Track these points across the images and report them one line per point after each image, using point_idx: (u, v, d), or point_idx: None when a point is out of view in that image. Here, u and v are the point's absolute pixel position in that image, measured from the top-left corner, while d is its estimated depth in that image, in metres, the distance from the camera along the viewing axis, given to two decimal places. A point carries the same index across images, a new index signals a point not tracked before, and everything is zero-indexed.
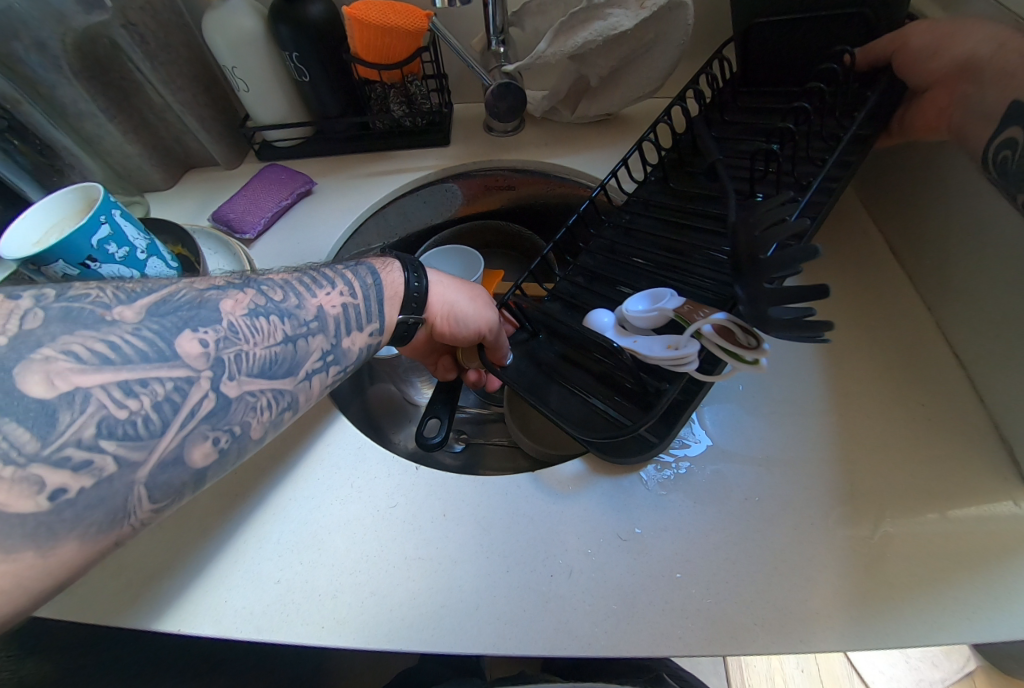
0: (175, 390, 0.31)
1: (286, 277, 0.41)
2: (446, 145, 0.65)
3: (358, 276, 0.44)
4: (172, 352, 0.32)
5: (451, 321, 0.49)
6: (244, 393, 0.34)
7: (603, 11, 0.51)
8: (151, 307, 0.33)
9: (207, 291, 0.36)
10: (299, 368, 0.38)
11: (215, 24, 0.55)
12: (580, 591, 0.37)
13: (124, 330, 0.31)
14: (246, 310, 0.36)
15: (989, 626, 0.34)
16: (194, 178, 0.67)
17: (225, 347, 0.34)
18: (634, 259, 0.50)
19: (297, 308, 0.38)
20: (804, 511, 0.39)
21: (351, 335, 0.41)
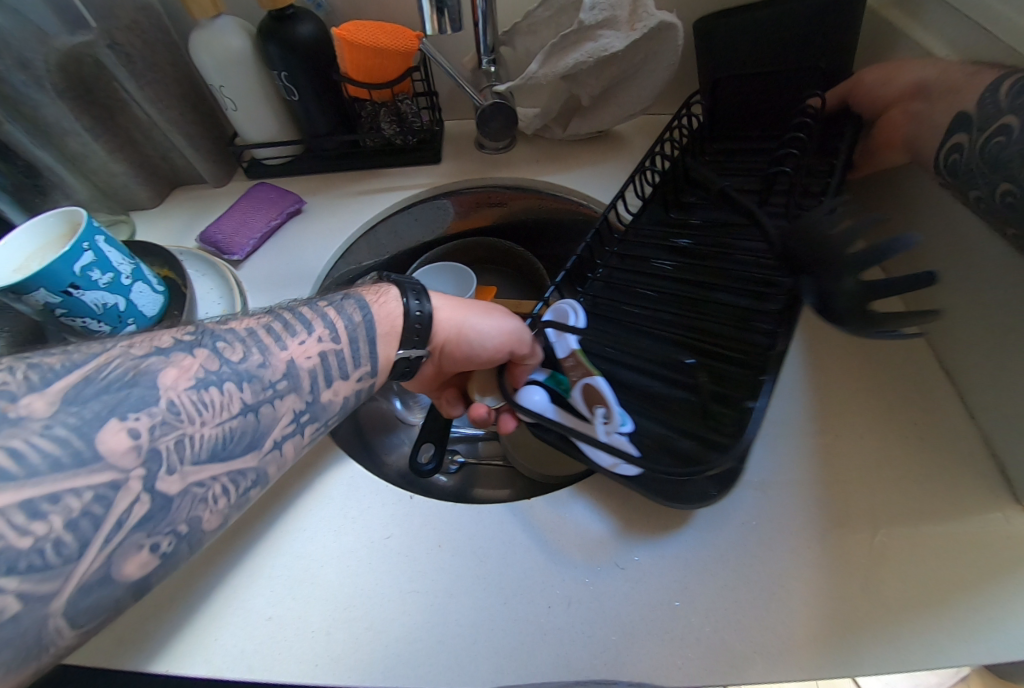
0: (97, 500, 0.27)
1: (252, 326, 0.38)
2: (437, 162, 0.65)
3: (343, 315, 0.42)
4: (92, 453, 0.27)
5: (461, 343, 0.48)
6: (189, 487, 0.31)
7: (594, 32, 0.50)
8: (68, 393, 0.28)
9: (144, 360, 0.32)
10: (260, 442, 0.35)
11: (203, 43, 0.55)
12: (578, 622, 0.36)
13: (30, 432, 0.26)
14: (191, 384, 0.32)
15: (989, 647, 0.34)
16: (182, 196, 0.66)
17: (161, 436, 0.30)
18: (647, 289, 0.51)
19: (260, 367, 0.36)
20: (801, 533, 0.39)
21: (328, 389, 0.40)
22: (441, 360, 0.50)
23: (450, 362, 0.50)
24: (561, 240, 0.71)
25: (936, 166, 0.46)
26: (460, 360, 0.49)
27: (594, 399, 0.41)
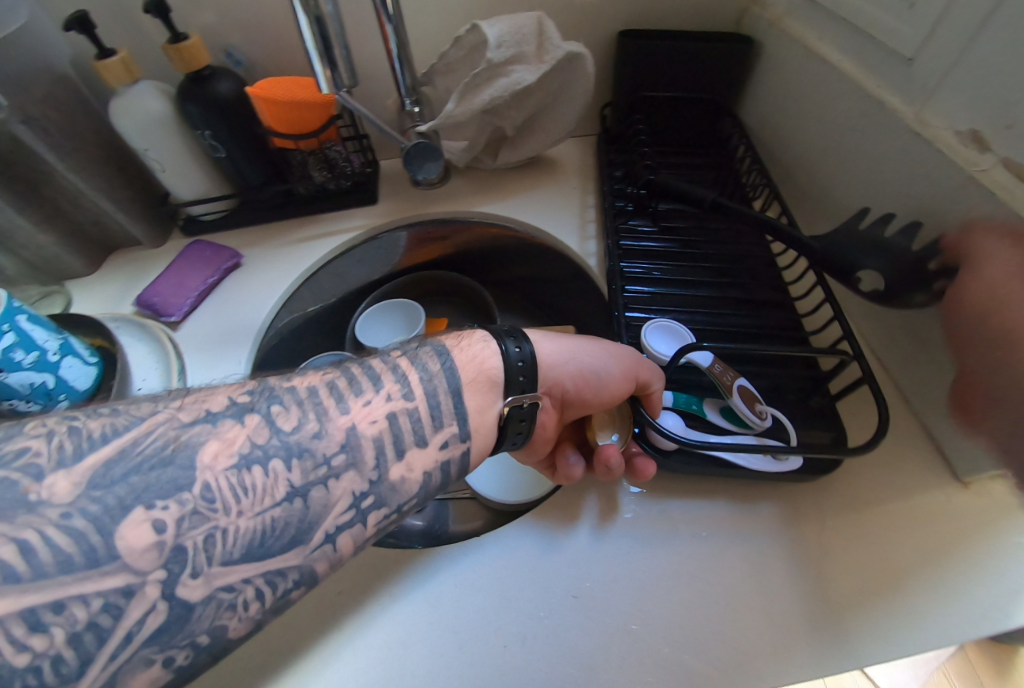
0: (105, 610, 0.24)
1: (314, 385, 0.33)
2: (374, 203, 0.65)
3: (417, 368, 0.37)
4: (107, 553, 0.24)
5: (585, 378, 0.43)
6: (215, 592, 0.26)
7: (504, 68, 0.52)
8: (95, 474, 0.25)
9: (189, 431, 0.28)
10: (309, 536, 0.29)
11: (121, 109, 0.54)
12: (535, 659, 0.35)
13: (46, 521, 0.24)
14: (230, 461, 0.28)
15: (944, 635, 0.35)
16: (119, 261, 0.65)
17: (189, 530, 0.26)
18: (669, 305, 0.55)
19: (314, 439, 0.31)
20: (752, 540, 0.40)
21: (396, 462, 0.33)
22: (560, 399, 0.44)
23: (570, 401, 0.44)
24: (509, 264, 0.73)
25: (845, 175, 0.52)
26: (582, 398, 0.44)
27: (753, 398, 0.44)
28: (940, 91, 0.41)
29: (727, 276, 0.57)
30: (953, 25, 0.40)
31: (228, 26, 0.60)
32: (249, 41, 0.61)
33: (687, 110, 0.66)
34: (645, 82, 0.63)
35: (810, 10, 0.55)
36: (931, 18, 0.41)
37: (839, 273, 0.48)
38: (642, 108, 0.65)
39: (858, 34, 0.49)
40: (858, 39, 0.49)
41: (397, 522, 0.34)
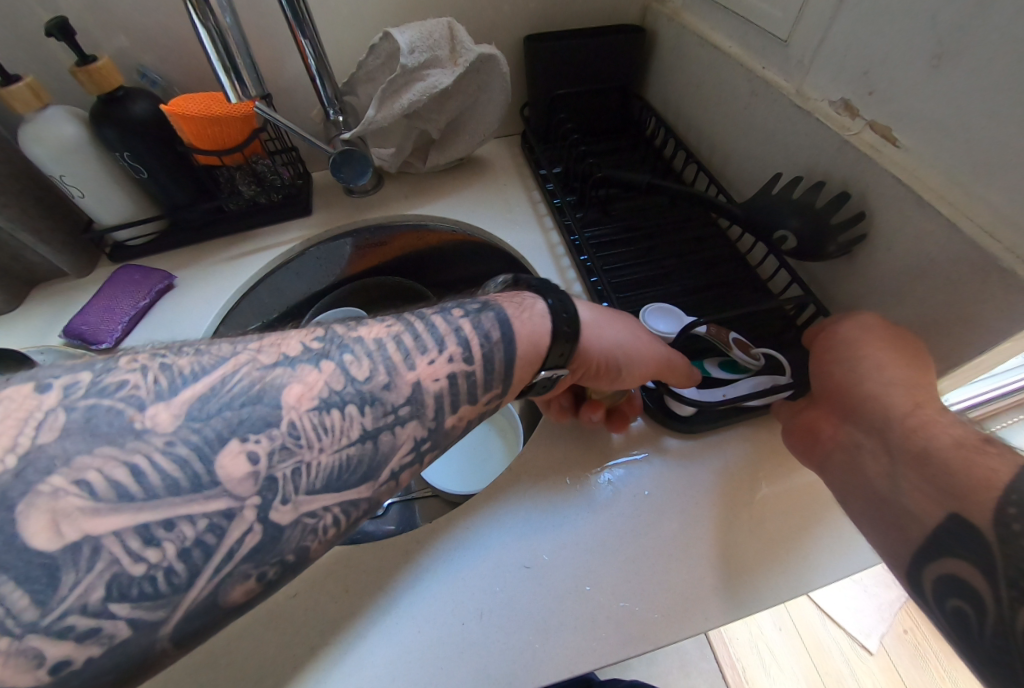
0: (211, 528, 0.26)
1: (382, 337, 0.34)
2: (307, 214, 0.65)
3: (479, 326, 0.38)
4: (209, 478, 0.26)
5: (616, 358, 0.43)
6: (302, 517, 0.28)
7: (420, 72, 0.53)
8: (194, 407, 0.27)
9: (272, 373, 0.30)
10: (377, 472, 0.32)
11: (32, 136, 0.53)
12: (492, 631, 0.37)
13: (154, 448, 0.26)
14: (313, 404, 0.30)
15: (842, 562, 0.40)
16: (44, 295, 0.62)
17: (279, 462, 0.28)
18: (637, 283, 0.57)
19: (384, 390, 0.32)
20: (687, 495, 0.43)
21: (453, 413, 0.36)
22: (581, 375, 0.44)
23: (593, 380, 0.45)
24: (451, 265, 0.75)
25: (744, 152, 0.57)
26: (606, 379, 0.44)
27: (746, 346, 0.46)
28: (812, 68, 0.47)
29: (679, 246, 0.61)
30: (816, 9, 0.45)
31: (141, 47, 0.59)
32: (164, 62, 0.61)
33: (599, 102, 0.69)
34: (556, 79, 0.66)
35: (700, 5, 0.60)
36: (798, 5, 0.47)
37: (764, 231, 0.52)
38: (559, 105, 0.68)
39: (742, 24, 0.54)
40: (742, 28, 0.54)
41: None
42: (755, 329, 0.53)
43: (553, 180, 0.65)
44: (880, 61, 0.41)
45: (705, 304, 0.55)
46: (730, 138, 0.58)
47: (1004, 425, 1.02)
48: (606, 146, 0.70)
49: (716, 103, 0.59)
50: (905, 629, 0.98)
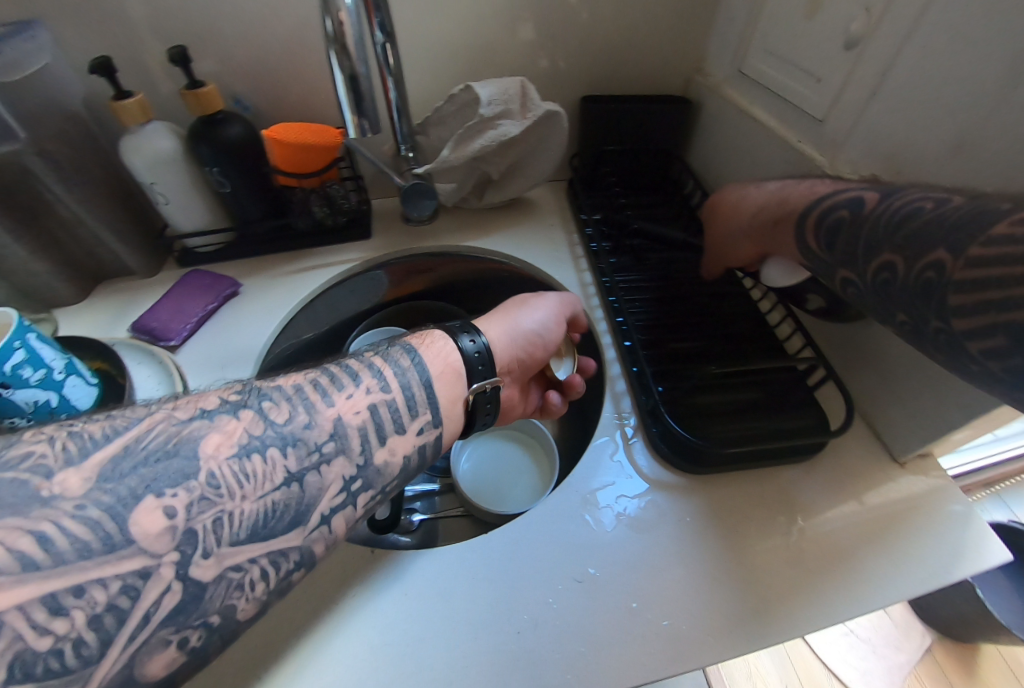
0: (124, 591, 0.28)
1: (299, 382, 0.38)
2: (368, 238, 0.70)
3: (388, 365, 0.42)
4: (122, 538, 0.28)
5: (536, 340, 0.55)
6: (225, 571, 0.31)
7: (493, 122, 0.60)
8: (103, 469, 0.29)
9: (187, 427, 0.33)
10: (307, 516, 0.34)
11: (132, 146, 0.57)
12: (546, 640, 0.39)
13: (64, 514, 0.27)
14: (233, 450, 0.33)
15: (883, 595, 0.42)
16: (111, 290, 0.65)
17: (199, 513, 0.30)
18: (663, 328, 0.61)
19: (305, 429, 0.35)
20: (728, 521, 0.46)
21: (382, 448, 0.39)
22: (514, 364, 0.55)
23: (527, 365, 0.57)
24: (490, 293, 0.79)
25: None
26: (534, 359, 0.56)
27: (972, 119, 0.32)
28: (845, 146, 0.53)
29: (709, 298, 0.65)
30: (851, 97, 0.52)
31: (236, 75, 0.65)
32: (255, 90, 0.67)
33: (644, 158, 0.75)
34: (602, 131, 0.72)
35: (742, 83, 0.67)
36: (834, 92, 0.54)
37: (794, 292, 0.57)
38: (606, 156, 0.74)
39: (781, 103, 0.61)
40: (780, 106, 0.61)
41: (378, 505, 0.39)
42: (765, 386, 0.56)
43: (595, 225, 0.70)
44: (907, 145, 0.47)
45: (722, 357, 0.58)
46: None
47: (1007, 489, 1.07)
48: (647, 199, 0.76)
49: (752, 171, 0.66)
50: None
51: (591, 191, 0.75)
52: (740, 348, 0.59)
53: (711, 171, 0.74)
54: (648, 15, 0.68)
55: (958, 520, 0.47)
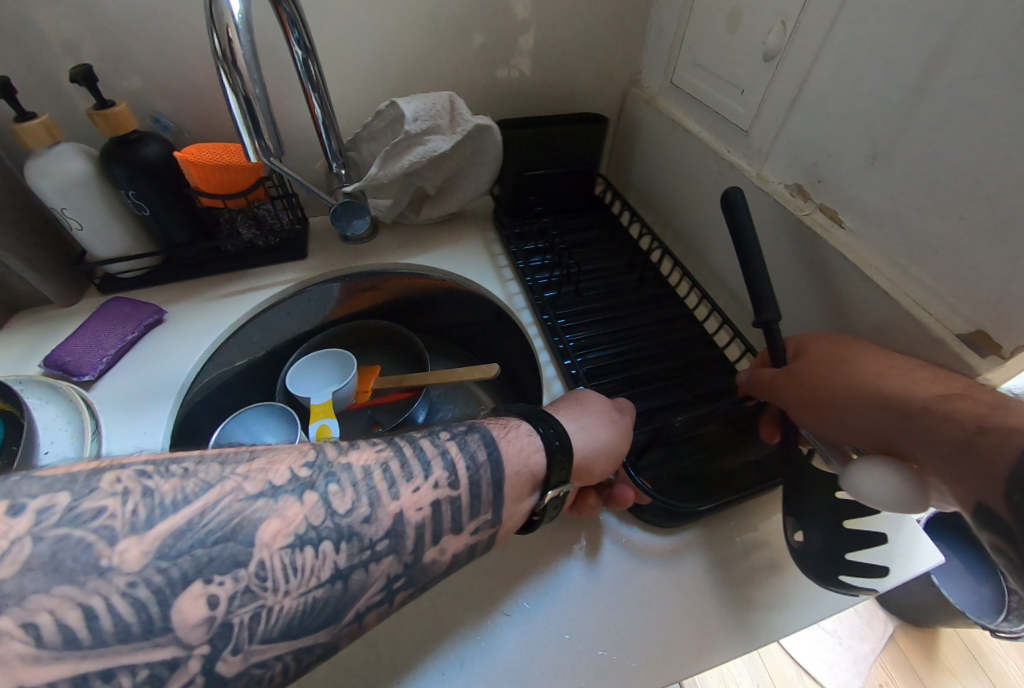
0: (149, 681, 0.24)
1: (370, 463, 0.34)
2: (304, 258, 0.68)
3: (468, 451, 0.38)
4: (163, 623, 0.25)
5: (611, 455, 0.46)
6: (250, 667, 0.27)
7: (422, 138, 0.58)
8: (163, 543, 0.26)
9: (252, 505, 0.29)
10: (342, 613, 0.30)
11: (38, 170, 0.54)
12: (473, 681, 0.37)
13: (112, 590, 0.25)
14: (286, 542, 0.29)
15: (815, 607, 0.42)
16: (27, 321, 0.61)
17: (238, 607, 0.27)
18: (614, 360, 0.59)
19: (363, 524, 0.31)
20: (662, 541, 0.45)
21: (434, 545, 0.34)
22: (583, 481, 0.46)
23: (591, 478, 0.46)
24: (437, 309, 0.78)
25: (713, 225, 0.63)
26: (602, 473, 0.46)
27: None
28: (771, 155, 0.54)
29: (653, 316, 0.64)
30: (772, 108, 0.52)
31: (154, 92, 0.62)
32: (177, 107, 0.64)
33: (571, 183, 0.75)
34: (530, 158, 0.70)
35: (676, 93, 0.68)
36: (757, 102, 0.54)
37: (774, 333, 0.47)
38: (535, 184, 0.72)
39: (711, 113, 0.61)
40: (710, 116, 0.61)
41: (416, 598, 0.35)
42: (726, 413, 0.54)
43: (528, 256, 0.68)
44: (826, 155, 0.48)
45: (672, 385, 0.57)
46: (700, 210, 0.65)
47: None
48: (575, 223, 0.76)
49: (688, 181, 0.66)
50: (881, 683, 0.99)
51: (521, 222, 0.73)
52: (681, 374, 0.58)
53: (652, 180, 0.74)
54: (580, 27, 0.68)
55: (892, 523, 0.47)
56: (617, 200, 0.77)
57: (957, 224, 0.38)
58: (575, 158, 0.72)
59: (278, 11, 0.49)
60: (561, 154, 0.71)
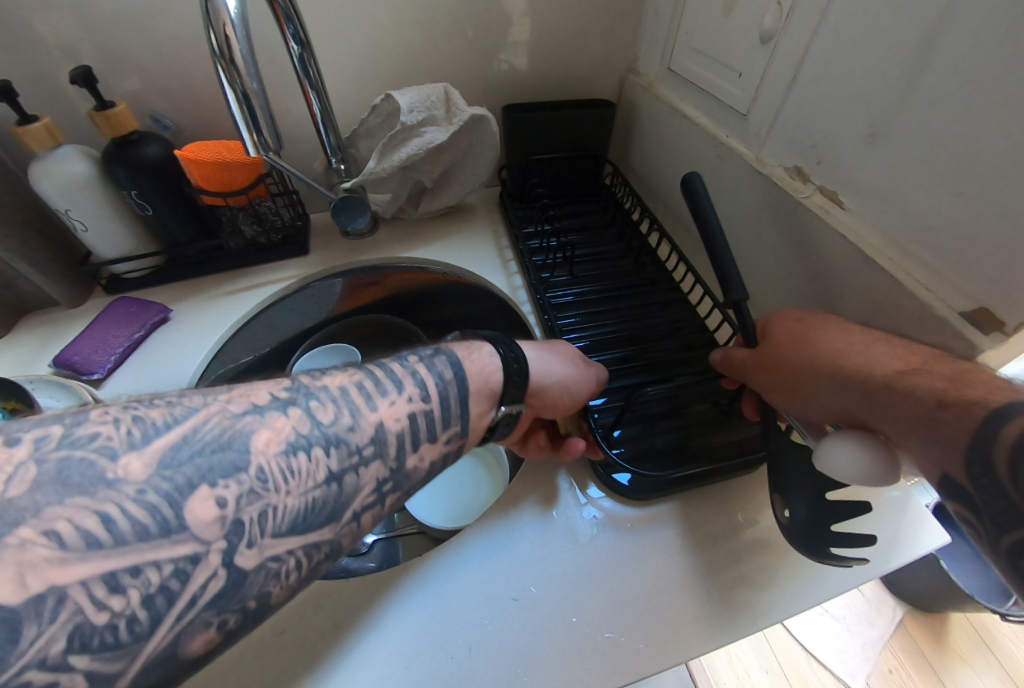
0: (176, 574, 0.25)
1: (345, 383, 0.34)
2: (305, 254, 0.68)
3: (435, 371, 0.39)
4: (179, 522, 0.25)
5: (567, 391, 0.48)
6: (266, 560, 0.28)
7: (418, 129, 0.58)
8: (166, 453, 0.26)
9: (240, 420, 0.29)
10: (342, 511, 0.31)
11: (41, 173, 0.55)
12: (480, 665, 0.37)
13: (124, 497, 0.25)
14: (281, 447, 0.29)
15: (823, 588, 0.42)
16: (35, 322, 0.62)
17: (246, 506, 0.27)
18: (608, 340, 0.60)
19: (349, 431, 0.32)
20: (667, 524, 0.45)
21: (417, 451, 0.36)
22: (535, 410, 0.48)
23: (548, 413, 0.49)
24: (438, 303, 0.78)
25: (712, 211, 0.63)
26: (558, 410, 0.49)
27: None
28: (769, 138, 0.53)
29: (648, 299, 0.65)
30: (770, 90, 0.52)
31: (153, 92, 0.63)
32: (176, 107, 0.65)
33: (570, 168, 0.75)
34: (525, 142, 0.70)
35: (673, 79, 0.67)
36: (754, 85, 0.54)
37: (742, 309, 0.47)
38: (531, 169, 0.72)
39: (708, 98, 0.61)
40: (707, 101, 0.61)
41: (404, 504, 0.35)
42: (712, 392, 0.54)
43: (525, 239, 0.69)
44: (824, 136, 0.47)
45: (669, 365, 0.57)
46: None
47: None
48: (574, 208, 0.76)
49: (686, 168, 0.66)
50: (890, 669, 1.00)
51: (518, 206, 0.74)
52: (679, 355, 0.58)
53: (651, 167, 0.74)
54: (575, 15, 0.67)
55: (896, 506, 0.47)
56: (617, 184, 0.77)
57: (957, 201, 0.38)
58: (573, 142, 0.72)
59: (272, 6, 0.49)
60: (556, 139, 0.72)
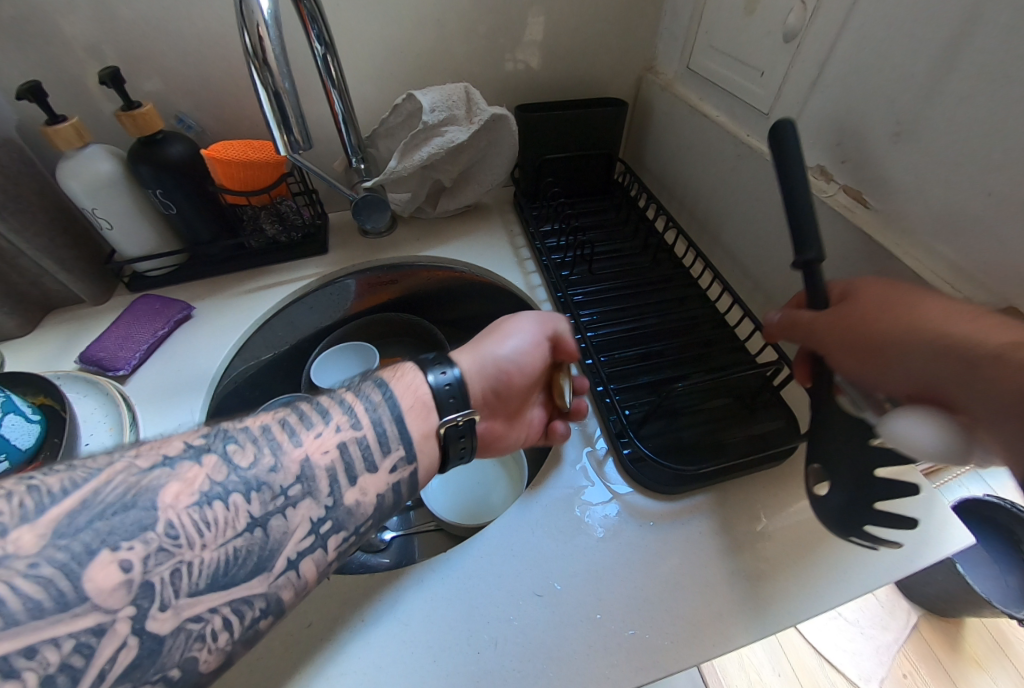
0: (80, 648, 0.25)
1: (266, 422, 0.34)
2: (324, 253, 0.69)
3: (360, 399, 0.38)
4: (77, 595, 0.25)
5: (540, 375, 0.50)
6: (183, 622, 0.28)
7: (439, 129, 0.59)
8: (60, 524, 0.26)
9: (147, 476, 0.29)
10: (269, 562, 0.31)
11: (69, 172, 0.56)
12: (507, 659, 0.38)
13: (16, 572, 0.25)
14: (191, 499, 0.29)
15: (848, 587, 0.42)
16: (60, 319, 0.63)
17: (154, 567, 0.27)
18: (627, 338, 0.60)
19: (270, 473, 0.32)
20: (690, 522, 0.45)
21: (352, 488, 0.35)
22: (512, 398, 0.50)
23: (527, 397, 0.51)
24: (455, 301, 0.78)
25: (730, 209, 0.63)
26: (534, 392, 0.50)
27: None
28: None
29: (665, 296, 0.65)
30: (793, 89, 0.52)
31: (177, 92, 0.64)
32: (199, 107, 0.66)
33: (585, 166, 0.75)
34: (539, 142, 0.71)
35: (692, 78, 0.67)
36: (777, 84, 0.54)
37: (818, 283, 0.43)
38: (545, 168, 0.73)
39: (728, 98, 0.61)
40: (728, 100, 0.61)
41: (350, 545, 0.35)
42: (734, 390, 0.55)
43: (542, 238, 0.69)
44: (849, 135, 0.47)
45: (689, 360, 0.57)
46: (718, 195, 0.64)
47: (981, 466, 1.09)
48: (588, 206, 0.77)
49: (705, 167, 0.66)
50: (905, 674, 0.99)
51: (533, 205, 0.74)
52: (699, 350, 0.58)
53: (668, 167, 0.74)
54: (594, 15, 0.68)
55: (922, 506, 0.47)
56: (631, 180, 0.77)
57: (987, 200, 0.38)
58: (587, 141, 0.73)
59: (299, 7, 0.49)
60: (570, 139, 0.72)
